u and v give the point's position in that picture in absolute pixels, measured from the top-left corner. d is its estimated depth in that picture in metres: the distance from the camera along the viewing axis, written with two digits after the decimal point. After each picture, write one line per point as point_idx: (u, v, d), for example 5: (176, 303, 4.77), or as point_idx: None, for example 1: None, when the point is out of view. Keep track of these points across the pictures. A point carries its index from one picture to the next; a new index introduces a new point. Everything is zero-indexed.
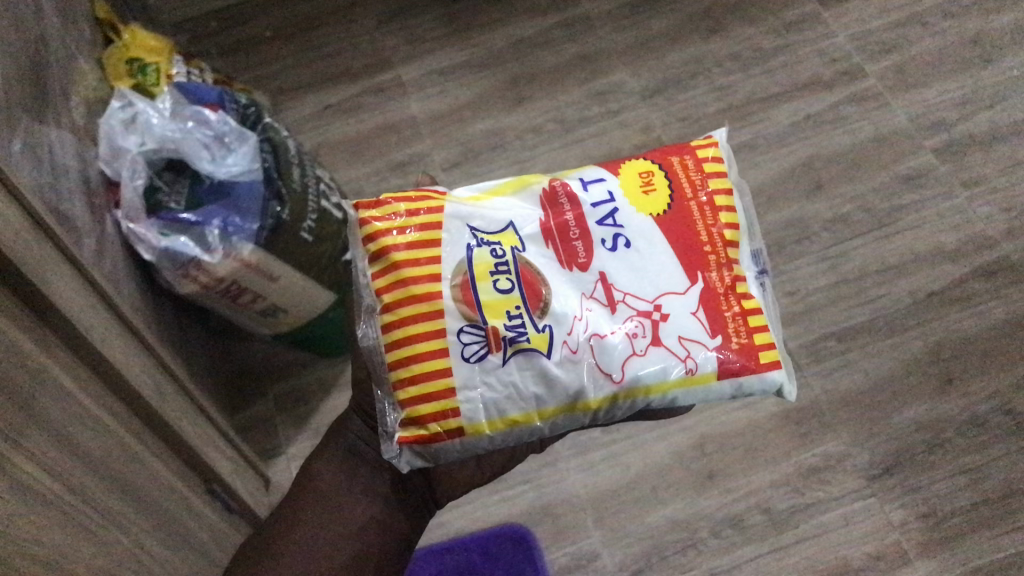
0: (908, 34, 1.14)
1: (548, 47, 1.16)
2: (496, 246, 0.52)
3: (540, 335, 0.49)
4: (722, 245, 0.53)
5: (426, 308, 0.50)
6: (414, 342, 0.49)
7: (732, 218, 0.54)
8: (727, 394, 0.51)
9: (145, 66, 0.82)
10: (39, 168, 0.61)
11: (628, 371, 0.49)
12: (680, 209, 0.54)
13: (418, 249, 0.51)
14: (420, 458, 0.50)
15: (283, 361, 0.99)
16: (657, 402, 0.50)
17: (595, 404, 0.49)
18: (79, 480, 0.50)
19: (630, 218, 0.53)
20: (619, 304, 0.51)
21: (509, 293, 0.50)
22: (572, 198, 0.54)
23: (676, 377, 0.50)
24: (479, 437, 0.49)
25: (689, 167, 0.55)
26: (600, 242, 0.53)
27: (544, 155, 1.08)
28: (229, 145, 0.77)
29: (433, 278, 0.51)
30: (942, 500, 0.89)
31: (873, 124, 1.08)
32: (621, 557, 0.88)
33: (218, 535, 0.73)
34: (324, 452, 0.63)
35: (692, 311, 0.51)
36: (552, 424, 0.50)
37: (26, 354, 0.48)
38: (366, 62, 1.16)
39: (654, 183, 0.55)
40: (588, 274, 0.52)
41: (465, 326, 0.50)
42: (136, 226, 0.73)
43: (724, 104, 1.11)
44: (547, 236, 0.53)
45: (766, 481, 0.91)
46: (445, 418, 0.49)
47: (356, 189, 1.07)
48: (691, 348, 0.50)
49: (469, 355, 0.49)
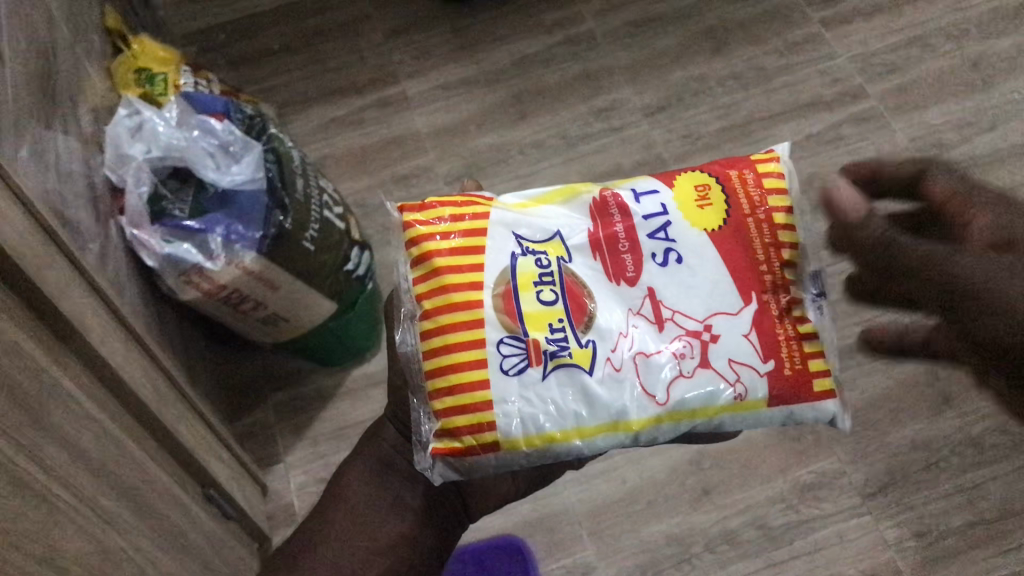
0: (909, 56, 1.15)
1: (552, 63, 1.17)
2: (542, 256, 0.50)
3: (581, 351, 0.47)
4: (776, 266, 0.49)
5: (466, 316, 0.48)
6: (453, 351, 0.47)
7: (789, 238, 0.49)
8: (774, 421, 0.48)
9: (154, 76, 0.82)
10: (46, 174, 0.62)
11: (674, 393, 0.46)
12: (739, 224, 0.49)
13: (461, 255, 0.49)
14: (454, 471, 0.48)
15: (283, 369, 1.00)
16: (702, 425, 0.48)
17: (638, 425, 0.46)
18: (76, 478, 0.51)
19: (682, 232, 0.50)
20: (667, 322, 0.48)
21: (552, 305, 0.48)
22: (623, 209, 0.51)
23: (724, 402, 0.47)
24: (516, 452, 0.47)
25: (749, 182, 0.50)
26: (650, 256, 0.49)
27: (547, 170, 1.09)
28: (233, 154, 0.78)
29: (473, 285, 0.49)
30: (937, 519, 0.89)
31: (873, 144, 1.09)
32: (616, 571, 0.88)
33: (214, 539, 0.73)
34: (354, 463, 0.62)
35: (746, 334, 0.48)
36: (593, 446, 0.47)
37: (27, 355, 0.49)
38: (371, 75, 1.17)
39: (710, 197, 0.50)
40: (635, 290, 0.49)
41: (506, 337, 0.48)
42: (140, 232, 0.74)
43: (725, 123, 1.11)
44: (594, 247, 0.50)
45: (761, 498, 0.91)
46: (480, 431, 0.46)
47: (360, 201, 1.08)
48: (742, 372, 0.47)
49: (509, 368, 0.47)
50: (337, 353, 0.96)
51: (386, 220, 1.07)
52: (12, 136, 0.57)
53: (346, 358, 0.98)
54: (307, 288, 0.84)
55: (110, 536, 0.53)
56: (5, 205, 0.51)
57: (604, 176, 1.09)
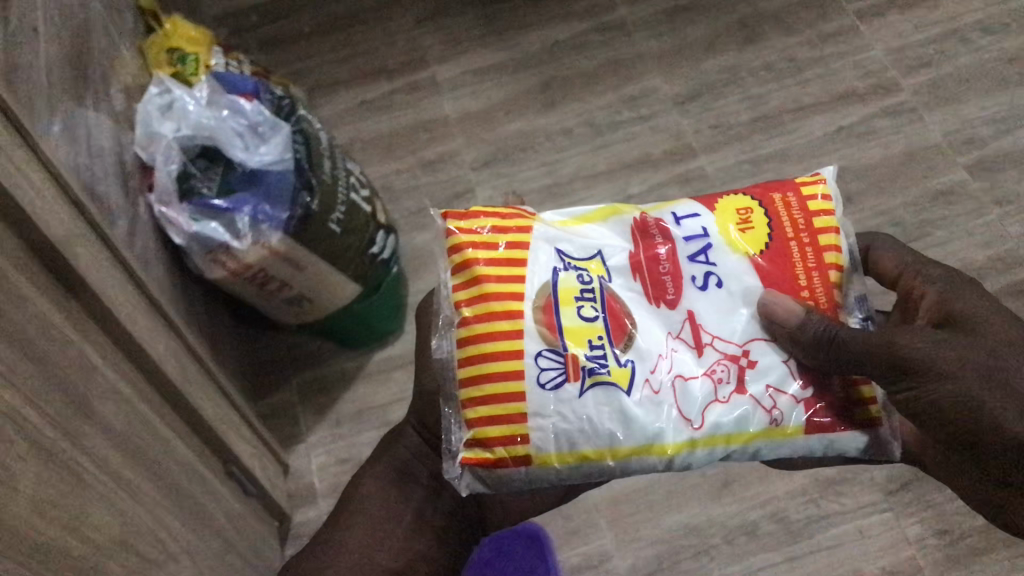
0: (945, 49, 1.13)
1: (582, 50, 1.17)
2: (583, 272, 0.52)
3: (620, 369, 0.49)
4: (823, 290, 0.51)
5: (505, 326, 0.50)
6: (490, 360, 0.49)
7: (835, 260, 0.51)
8: (812, 451, 0.50)
9: (185, 56, 0.81)
10: (77, 148, 0.63)
11: (708, 417, 0.48)
12: (780, 248, 0.52)
13: (503, 266, 0.51)
14: (482, 483, 0.51)
15: (306, 350, 1.00)
16: (739, 452, 0.49)
17: (672, 448, 0.48)
18: (99, 449, 0.51)
19: (724, 257, 0.52)
20: (706, 347, 0.50)
21: (593, 322, 0.50)
22: (665, 232, 0.53)
23: (760, 427, 0.49)
24: (547, 468, 0.49)
25: (793, 206, 0.53)
26: (691, 279, 0.52)
27: (574, 158, 1.09)
28: (263, 135, 0.78)
29: (515, 296, 0.50)
30: (960, 517, 0.88)
31: (906, 138, 1.08)
32: (633, 560, 0.88)
33: (235, 515, 0.74)
34: (379, 467, 0.68)
35: (783, 361, 0.50)
36: (625, 466, 0.49)
37: (53, 325, 0.49)
38: (401, 60, 1.17)
39: (751, 221, 0.53)
40: (676, 312, 0.51)
41: (544, 350, 0.49)
42: (168, 210, 0.75)
43: (756, 114, 1.11)
44: (635, 269, 0.52)
45: (782, 491, 0.90)
46: (512, 444, 0.49)
47: (387, 185, 1.08)
48: (779, 399, 0.49)
49: (546, 381, 0.49)
50: (360, 334, 0.96)
51: (412, 205, 1.07)
52: (44, 110, 0.58)
53: (369, 340, 0.98)
54: (331, 270, 0.84)
55: (133, 508, 0.54)
56: (35, 177, 0.51)
57: (631, 165, 1.08)
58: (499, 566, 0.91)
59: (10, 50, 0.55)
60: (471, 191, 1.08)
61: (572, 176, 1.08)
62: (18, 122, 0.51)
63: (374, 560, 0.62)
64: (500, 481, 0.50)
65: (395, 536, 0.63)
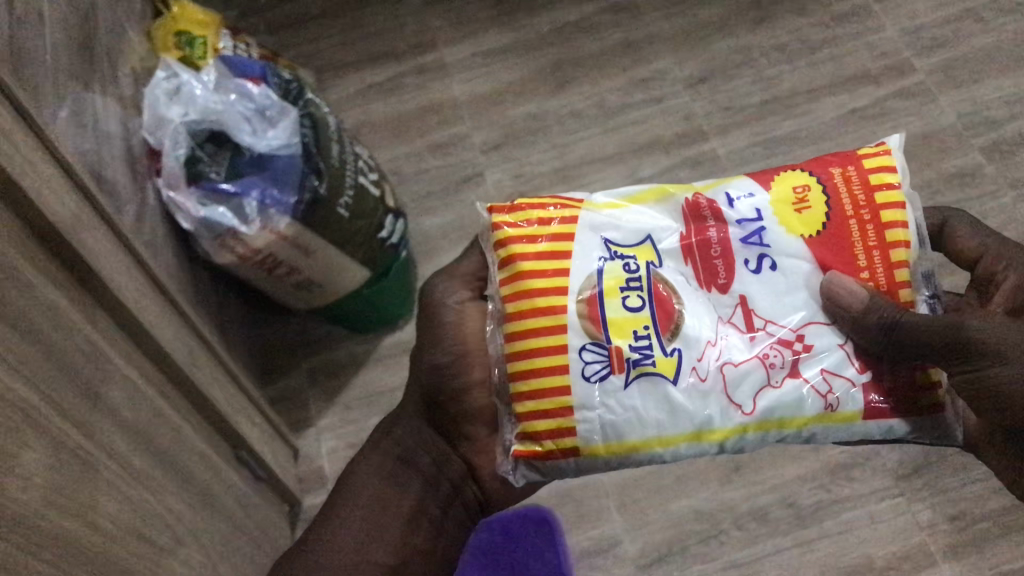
0: (960, 29, 1.12)
1: (593, 31, 1.16)
2: (630, 260, 0.51)
3: (665, 359, 0.48)
4: (884, 270, 0.49)
5: (550, 320, 0.49)
6: (534, 356, 0.49)
7: (900, 237, 0.49)
8: (871, 434, 0.49)
9: (193, 39, 0.80)
10: (84, 134, 0.62)
11: (760, 402, 0.47)
12: (839, 228, 0.50)
13: (547, 260, 0.51)
14: (535, 473, 0.51)
15: (316, 335, 1.00)
16: (793, 436, 0.48)
17: (721, 435, 0.47)
18: (107, 436, 0.51)
19: (779, 239, 0.50)
20: (758, 333, 0.49)
21: (638, 312, 0.49)
22: (717, 214, 0.52)
23: (814, 412, 0.48)
24: (594, 459, 0.49)
25: (854, 181, 0.50)
26: (744, 263, 0.50)
27: (584, 141, 1.08)
28: (271, 119, 0.78)
29: (558, 290, 0.50)
30: (972, 502, 0.87)
31: (919, 120, 1.07)
32: (642, 544, 0.89)
33: (244, 500, 0.74)
34: (380, 446, 0.62)
35: (840, 345, 0.49)
36: (676, 454, 0.48)
37: (60, 313, 0.49)
38: (410, 42, 1.16)
39: (808, 199, 0.50)
40: (728, 297, 0.50)
41: (588, 343, 0.49)
42: (176, 194, 0.75)
43: (768, 96, 1.09)
44: (687, 253, 0.51)
45: (792, 476, 0.90)
46: (559, 436, 0.49)
47: (396, 168, 1.08)
48: (834, 383, 0.48)
49: (590, 374, 0.48)
50: (370, 317, 0.96)
51: (421, 188, 1.07)
52: (50, 95, 0.58)
53: (377, 323, 0.98)
54: (340, 255, 0.84)
55: (142, 495, 0.54)
56: (41, 163, 0.51)
57: (642, 148, 1.07)
58: (508, 551, 0.91)
59: (16, 35, 0.54)
60: (480, 174, 1.07)
61: (581, 159, 1.07)
62: (23, 108, 0.50)
63: (372, 557, 0.56)
64: (552, 470, 0.50)
65: (394, 531, 0.58)
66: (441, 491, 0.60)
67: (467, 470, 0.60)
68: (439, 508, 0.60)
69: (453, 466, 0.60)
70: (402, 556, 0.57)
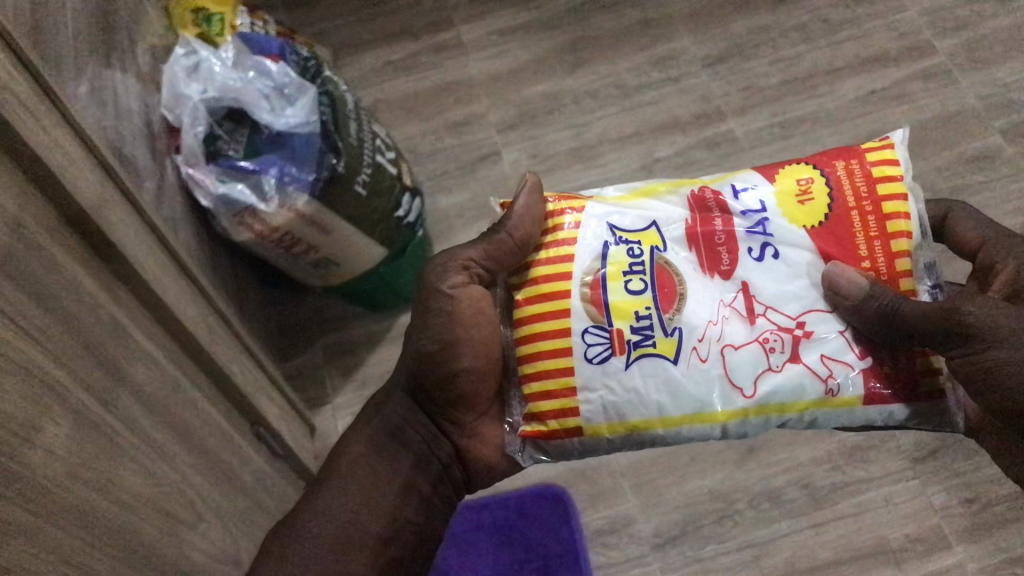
0: (982, 10, 1.11)
1: (610, 10, 1.15)
2: (634, 245, 0.52)
3: (666, 341, 0.49)
4: (885, 259, 0.50)
5: (552, 305, 0.51)
6: (538, 340, 0.51)
7: (902, 227, 0.49)
8: (872, 420, 0.49)
9: (211, 15, 0.80)
10: (105, 110, 0.63)
11: (761, 386, 0.48)
12: (841, 220, 0.50)
13: (552, 249, 0.53)
14: (542, 454, 0.53)
15: (332, 313, 1.01)
16: (794, 420, 0.49)
17: (723, 416, 0.48)
18: (130, 411, 0.52)
19: (782, 229, 0.51)
20: (759, 318, 0.50)
21: (640, 295, 0.50)
22: (722, 205, 0.52)
23: (815, 396, 0.48)
24: (598, 438, 0.50)
25: (857, 174, 0.50)
26: (746, 250, 0.51)
27: (600, 120, 1.08)
28: (288, 97, 0.77)
29: (562, 276, 0.52)
30: (987, 486, 0.87)
31: (939, 102, 1.06)
32: (657, 523, 0.89)
33: (262, 476, 0.75)
34: (369, 423, 0.61)
35: (839, 331, 0.49)
36: (677, 435, 0.49)
37: (84, 289, 0.50)
38: (427, 20, 1.16)
39: (811, 191, 0.51)
40: (731, 283, 0.51)
41: (590, 327, 0.50)
42: (195, 171, 0.75)
43: (787, 76, 1.09)
44: (690, 240, 0.52)
45: (808, 457, 0.90)
46: (564, 416, 0.50)
47: (412, 147, 1.08)
48: (834, 368, 0.48)
49: (593, 356, 0.50)
50: (383, 297, 0.96)
51: (437, 166, 1.07)
52: (71, 71, 0.58)
53: (393, 301, 0.98)
54: (358, 233, 0.84)
55: (164, 469, 0.55)
56: (64, 139, 0.51)
57: (660, 128, 1.07)
58: (521, 530, 0.92)
59: (39, 10, 0.54)
60: (497, 153, 1.07)
61: (598, 139, 1.07)
62: (47, 86, 0.50)
63: (365, 529, 0.56)
64: (558, 450, 0.52)
65: (386, 500, 0.57)
66: (432, 465, 0.60)
67: (456, 450, 0.61)
68: (427, 482, 0.60)
69: (443, 442, 0.60)
70: (394, 529, 0.57)
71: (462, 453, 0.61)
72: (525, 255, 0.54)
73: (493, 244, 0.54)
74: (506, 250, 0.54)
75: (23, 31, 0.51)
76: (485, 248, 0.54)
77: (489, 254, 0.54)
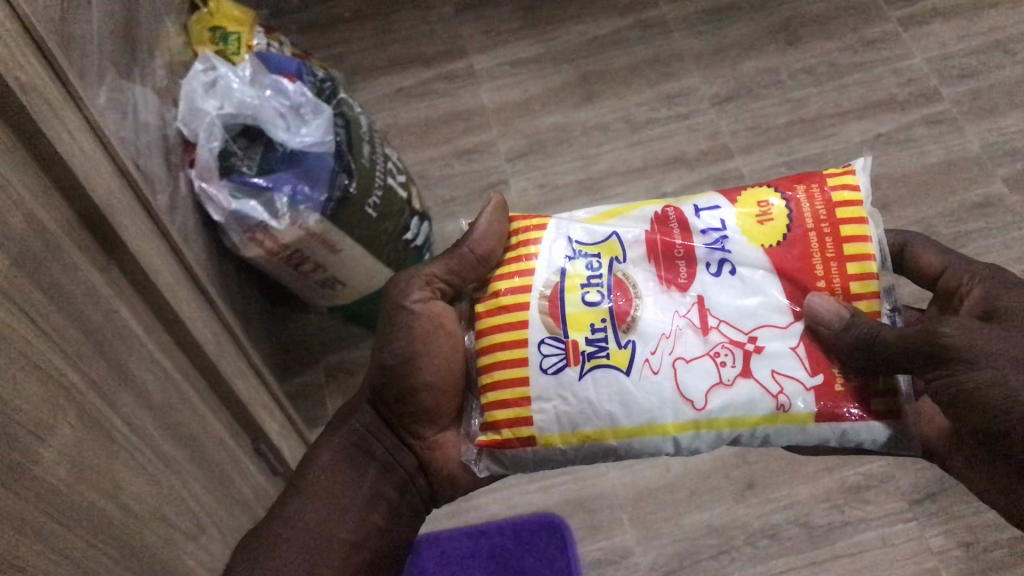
0: (987, 60, 1.12)
1: (621, 46, 1.16)
2: (594, 259, 0.54)
3: (620, 352, 0.50)
4: (839, 279, 0.50)
5: (512, 317, 0.53)
6: (495, 351, 0.52)
7: (864, 250, 0.50)
8: (825, 438, 0.49)
9: (228, 35, 0.81)
10: (124, 122, 0.63)
11: (711, 400, 0.49)
12: (799, 239, 0.51)
13: (516, 263, 0.55)
14: (499, 465, 0.53)
15: (334, 332, 1.01)
16: (747, 436, 0.49)
17: (674, 428, 0.49)
18: (139, 419, 0.52)
19: (740, 247, 0.52)
20: (712, 330, 0.51)
21: (596, 306, 0.52)
22: (682, 222, 0.54)
23: (765, 412, 0.49)
24: (551, 449, 0.51)
25: (817, 197, 0.52)
26: (705, 266, 0.52)
27: (610, 153, 1.09)
28: (304, 116, 0.78)
29: (523, 289, 0.53)
30: (985, 530, 0.87)
31: (944, 148, 1.07)
32: (654, 557, 0.89)
33: (260, 491, 0.75)
34: (331, 440, 0.61)
35: (792, 347, 0.50)
36: (630, 446, 0.50)
37: (100, 294, 0.50)
38: (441, 49, 1.17)
39: (771, 212, 0.52)
40: (687, 296, 0.52)
41: (547, 338, 0.51)
42: (208, 185, 0.75)
43: (795, 116, 1.10)
44: (652, 254, 0.53)
45: (806, 495, 0.90)
46: (517, 425, 0.51)
47: (421, 172, 1.09)
48: (785, 384, 0.49)
49: (548, 366, 0.51)
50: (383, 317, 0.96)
51: (445, 192, 1.08)
52: (94, 80, 0.58)
53: None
54: (365, 253, 0.84)
55: (168, 478, 0.55)
56: (89, 145, 0.52)
57: (668, 163, 1.08)
58: (517, 559, 0.91)
59: (66, 21, 0.55)
60: (505, 181, 1.08)
61: (606, 172, 1.08)
62: (75, 94, 0.51)
63: (332, 534, 0.56)
64: (513, 462, 0.52)
65: (354, 508, 0.58)
66: (397, 476, 0.60)
67: (421, 463, 0.61)
68: (395, 489, 0.60)
69: (406, 456, 0.60)
70: (362, 534, 0.57)
71: (427, 466, 0.61)
72: (487, 269, 0.56)
73: (455, 259, 0.56)
74: (467, 264, 0.56)
75: (53, 38, 0.52)
76: (447, 264, 0.57)
77: (452, 269, 0.56)
